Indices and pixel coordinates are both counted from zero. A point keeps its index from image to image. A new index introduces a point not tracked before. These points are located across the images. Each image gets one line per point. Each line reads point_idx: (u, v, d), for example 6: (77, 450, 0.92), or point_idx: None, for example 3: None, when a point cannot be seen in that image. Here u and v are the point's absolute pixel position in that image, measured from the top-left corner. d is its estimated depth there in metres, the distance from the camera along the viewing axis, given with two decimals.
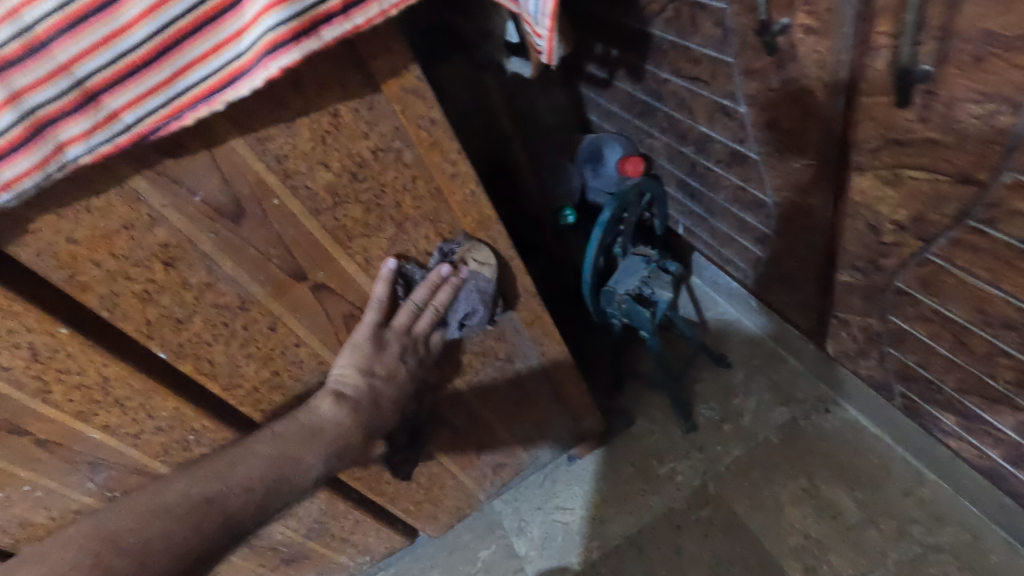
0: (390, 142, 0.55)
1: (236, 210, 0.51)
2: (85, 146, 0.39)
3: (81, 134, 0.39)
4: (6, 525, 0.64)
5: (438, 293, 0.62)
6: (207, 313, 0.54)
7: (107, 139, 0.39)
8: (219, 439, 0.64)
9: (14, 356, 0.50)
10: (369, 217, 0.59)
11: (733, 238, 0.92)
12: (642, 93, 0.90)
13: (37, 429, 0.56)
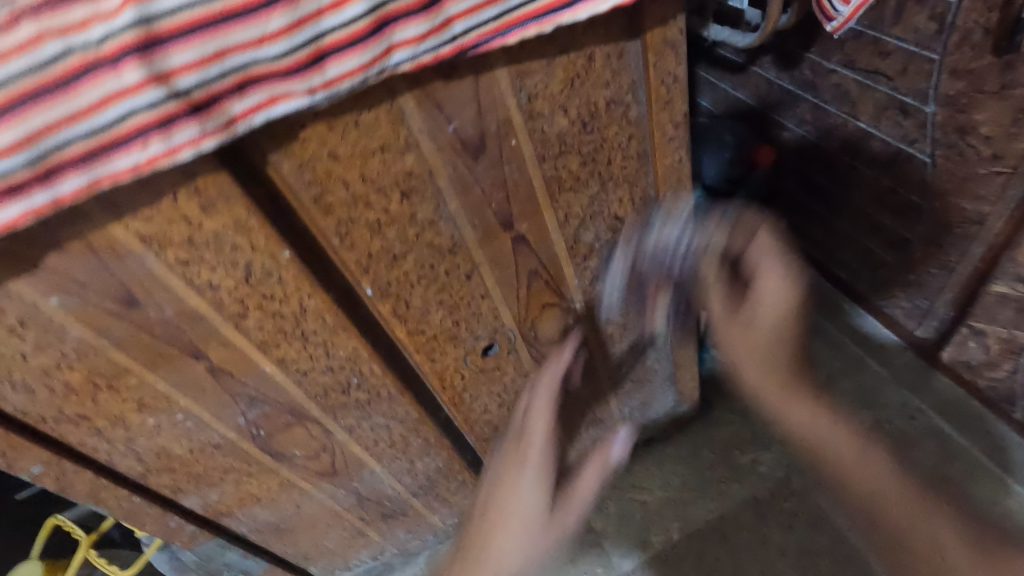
0: (626, 95, 0.53)
1: (479, 146, 0.48)
2: (411, 53, 0.36)
3: (413, 39, 0.35)
4: (143, 453, 0.60)
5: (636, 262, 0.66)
6: (420, 253, 0.52)
7: (432, 48, 0.36)
8: (380, 385, 0.61)
9: (228, 275, 0.46)
10: (582, 171, 0.56)
11: (853, 239, 0.93)
12: (787, 82, 0.89)
13: (216, 356, 0.52)
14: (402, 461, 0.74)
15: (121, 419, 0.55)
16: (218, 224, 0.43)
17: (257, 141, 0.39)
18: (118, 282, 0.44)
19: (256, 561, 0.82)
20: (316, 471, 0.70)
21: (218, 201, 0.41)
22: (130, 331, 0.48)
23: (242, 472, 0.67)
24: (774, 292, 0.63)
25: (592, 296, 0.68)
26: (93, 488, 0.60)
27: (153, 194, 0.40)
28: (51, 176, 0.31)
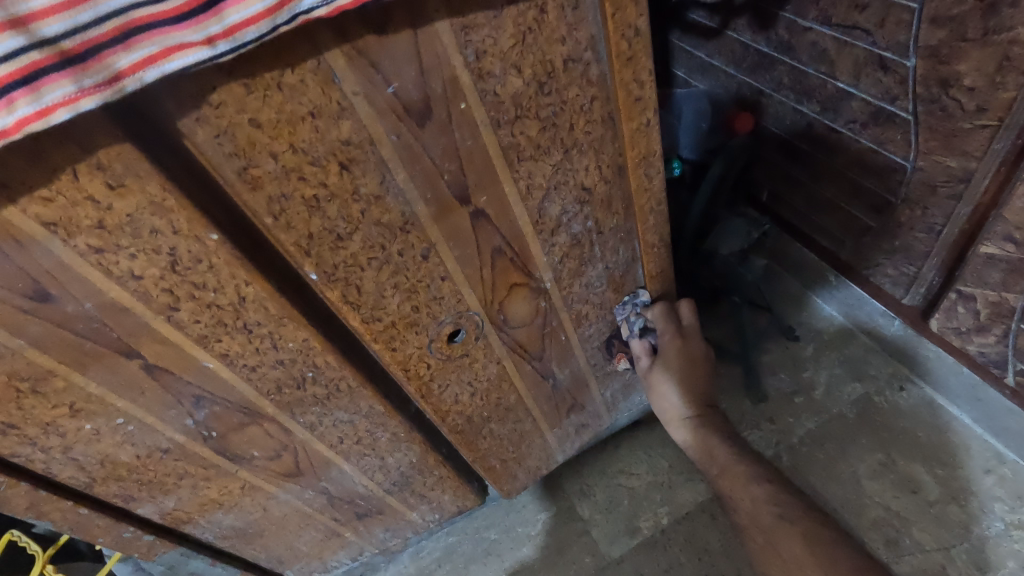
0: (585, 51, 0.48)
1: (424, 110, 0.44)
2: None
3: None
4: (86, 462, 0.56)
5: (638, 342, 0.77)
6: (369, 233, 0.48)
7: None
8: (340, 377, 0.57)
9: (151, 263, 0.42)
10: (542, 137, 0.52)
11: (837, 207, 0.90)
12: (763, 44, 0.85)
13: (151, 353, 0.48)
14: (372, 457, 0.70)
15: (54, 425, 0.51)
16: (131, 204, 0.38)
17: (162, 104, 0.35)
18: (22, 273, 0.40)
19: (226, 569, 0.78)
20: (279, 473, 0.66)
21: (127, 178, 0.37)
22: (48, 330, 0.44)
23: (198, 477, 0.63)
24: (676, 381, 0.76)
25: (563, 275, 0.64)
26: (33, 500, 0.56)
27: (48, 171, 0.35)
28: None
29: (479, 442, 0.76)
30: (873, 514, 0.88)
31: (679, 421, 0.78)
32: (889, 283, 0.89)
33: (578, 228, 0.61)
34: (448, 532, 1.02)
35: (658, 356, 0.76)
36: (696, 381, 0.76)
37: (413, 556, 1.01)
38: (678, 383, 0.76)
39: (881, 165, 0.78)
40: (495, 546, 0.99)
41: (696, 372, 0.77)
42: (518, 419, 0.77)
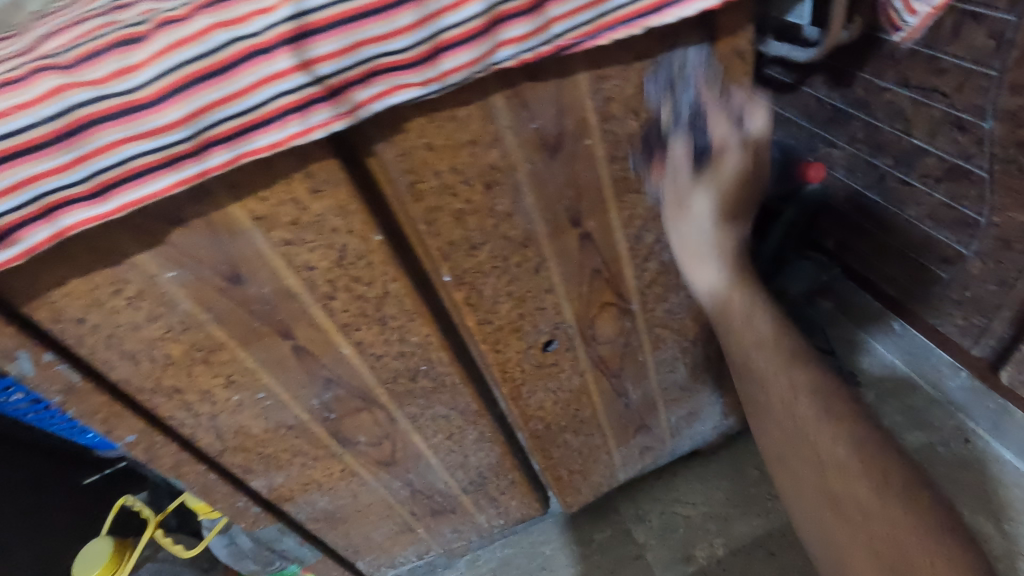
0: (692, 101, 0.55)
1: (556, 144, 0.52)
2: (514, 50, 0.40)
3: (518, 37, 0.39)
4: (224, 430, 0.64)
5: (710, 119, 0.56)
6: (496, 245, 0.55)
7: (533, 47, 0.40)
8: (447, 372, 0.65)
9: (325, 257, 0.50)
10: (647, 173, 0.59)
11: (906, 257, 0.93)
12: (839, 100, 0.90)
13: (302, 335, 0.56)
14: (457, 454, 0.76)
15: (210, 394, 0.59)
16: (323, 207, 0.47)
17: (365, 130, 0.44)
18: (227, 258, 0.48)
19: (311, 550, 0.84)
20: (376, 460, 0.73)
21: (326, 186, 0.46)
22: (232, 307, 0.52)
23: (309, 456, 0.70)
24: (704, 225, 0.61)
25: (649, 299, 0.70)
26: (176, 462, 0.64)
27: (271, 177, 0.44)
28: (204, 149, 0.36)
29: (553, 450, 0.82)
30: None
31: (713, 254, 0.64)
32: (958, 333, 0.92)
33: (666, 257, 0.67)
34: (505, 544, 1.06)
35: (714, 165, 0.57)
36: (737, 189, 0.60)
37: (470, 563, 1.06)
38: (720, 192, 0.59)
39: (953, 218, 0.82)
40: (550, 561, 1.03)
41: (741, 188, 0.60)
42: (589, 432, 0.82)
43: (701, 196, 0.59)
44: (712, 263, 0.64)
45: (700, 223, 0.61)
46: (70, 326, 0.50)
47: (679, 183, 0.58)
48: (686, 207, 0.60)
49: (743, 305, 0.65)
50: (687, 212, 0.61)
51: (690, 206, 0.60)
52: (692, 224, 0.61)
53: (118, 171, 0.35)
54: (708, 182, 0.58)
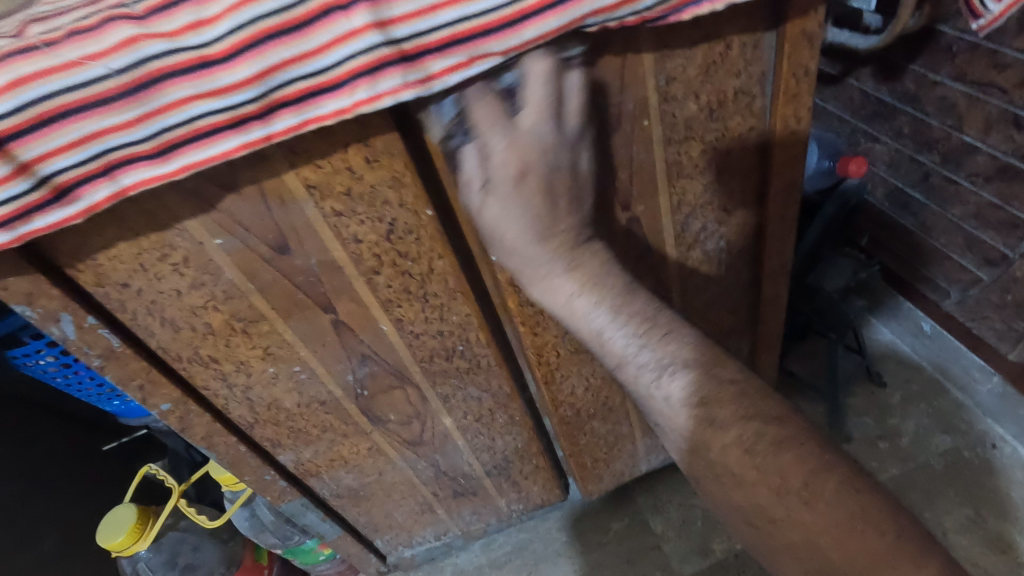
0: (753, 86, 0.54)
1: (615, 123, 0.50)
2: (603, 18, 0.38)
3: (608, 6, 0.38)
4: (257, 402, 0.63)
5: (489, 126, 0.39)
6: None
7: (622, 15, 0.39)
8: (483, 354, 0.64)
9: (374, 230, 0.49)
10: (701, 159, 0.57)
11: (945, 257, 0.92)
12: (887, 94, 0.89)
13: (344, 310, 0.55)
14: (485, 437, 0.76)
15: (246, 365, 0.59)
16: (377, 178, 0.46)
17: None
18: (276, 228, 0.48)
19: (332, 527, 0.84)
20: (404, 439, 0.73)
21: (382, 156, 0.45)
22: (276, 279, 0.51)
23: (339, 432, 0.69)
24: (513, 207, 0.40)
25: (689, 288, 0.69)
26: (208, 432, 0.63)
27: (328, 145, 0.43)
28: (271, 112, 0.35)
29: (579, 437, 0.81)
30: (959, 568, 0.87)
31: (625, 339, 0.43)
32: (995, 337, 0.91)
33: (711, 246, 0.66)
34: (520, 529, 1.06)
35: (488, 166, 0.39)
36: (558, 200, 0.42)
37: (484, 547, 1.06)
38: (516, 185, 0.40)
39: (1000, 219, 0.80)
40: (566, 548, 1.02)
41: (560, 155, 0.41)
42: (617, 421, 0.81)
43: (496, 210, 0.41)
44: (643, 354, 0.42)
45: (556, 296, 0.43)
46: (114, 291, 0.49)
47: (501, 244, 0.43)
48: (540, 283, 0.43)
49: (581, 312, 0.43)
50: (542, 274, 0.43)
51: (544, 269, 0.42)
52: (553, 289, 0.43)
53: (183, 132, 0.34)
54: (498, 192, 0.40)
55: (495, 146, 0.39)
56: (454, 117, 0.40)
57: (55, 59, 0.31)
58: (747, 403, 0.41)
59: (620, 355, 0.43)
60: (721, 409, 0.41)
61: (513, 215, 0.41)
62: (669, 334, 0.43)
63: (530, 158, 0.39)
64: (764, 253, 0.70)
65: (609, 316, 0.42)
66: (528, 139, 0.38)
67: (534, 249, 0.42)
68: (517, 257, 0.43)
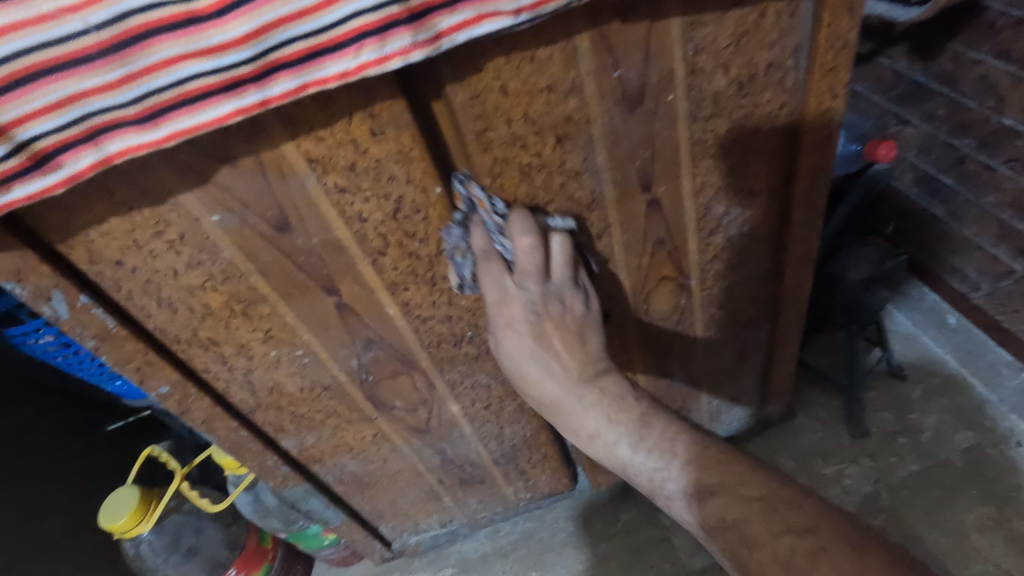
0: (786, 59, 0.50)
1: (638, 97, 0.47)
2: None
3: None
4: (258, 387, 0.61)
5: (489, 271, 0.50)
6: (561, 205, 0.51)
7: None
8: (492, 341, 0.61)
9: (379, 208, 0.47)
10: (727, 137, 0.54)
11: (976, 247, 0.88)
12: (921, 74, 0.85)
13: (348, 293, 0.53)
14: (493, 425, 0.74)
15: (247, 348, 0.57)
16: (384, 152, 0.43)
17: (436, 67, 0.40)
18: (277, 204, 0.45)
19: (336, 513, 0.82)
20: (410, 426, 0.71)
21: (388, 128, 0.42)
22: (276, 258, 0.49)
23: (343, 418, 0.67)
24: (529, 344, 0.55)
25: (708, 275, 0.66)
26: (208, 416, 0.61)
27: (331, 115, 0.40)
28: (266, 74, 0.32)
29: None
30: (978, 568, 0.84)
31: (637, 452, 0.57)
32: None
33: (733, 231, 0.63)
34: (526, 518, 1.05)
35: (499, 309, 0.53)
36: (575, 348, 0.56)
37: (490, 535, 1.04)
38: (538, 338, 0.55)
39: None
40: (573, 538, 1.01)
41: (558, 309, 0.54)
42: None
43: (510, 344, 0.55)
44: (666, 484, 0.56)
45: (587, 428, 0.59)
46: (107, 269, 0.47)
47: (536, 382, 0.58)
48: (561, 417, 0.59)
49: (574, 422, 0.59)
50: (576, 412, 0.58)
51: (576, 407, 0.58)
52: (581, 418, 0.58)
53: (171, 95, 0.31)
54: (517, 336, 0.55)
55: (496, 298, 0.52)
56: (469, 270, 0.51)
57: (27, 11, 0.28)
58: (775, 518, 0.50)
59: (643, 471, 0.57)
60: (747, 522, 0.50)
61: (528, 354, 0.56)
62: (687, 459, 0.55)
63: (532, 311, 0.53)
64: (788, 239, 0.66)
65: (629, 439, 0.57)
66: (527, 298, 0.52)
67: (564, 393, 0.57)
68: (554, 401, 0.58)
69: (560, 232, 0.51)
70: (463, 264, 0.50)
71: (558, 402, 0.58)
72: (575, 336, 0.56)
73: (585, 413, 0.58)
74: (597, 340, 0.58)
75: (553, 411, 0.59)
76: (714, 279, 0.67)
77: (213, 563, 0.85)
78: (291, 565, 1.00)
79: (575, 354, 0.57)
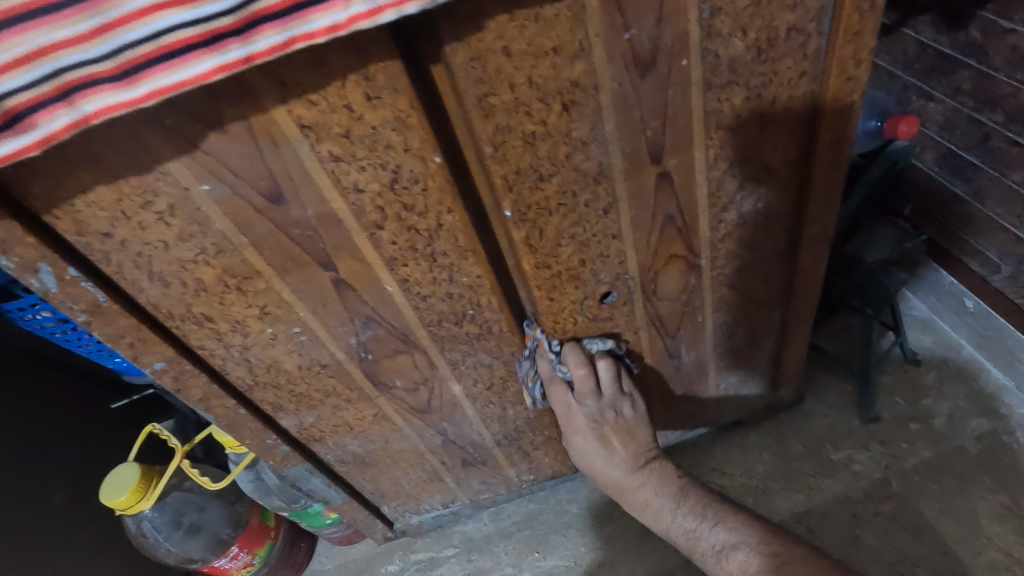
0: (809, 22, 0.47)
1: (649, 61, 0.44)
2: None
3: None
4: (256, 364, 0.60)
5: (556, 388, 0.67)
6: (567, 178, 0.48)
7: None
8: (494, 320, 0.59)
9: (376, 178, 0.45)
10: (744, 107, 0.51)
11: (999, 228, 0.85)
12: (948, 46, 0.81)
13: (344, 268, 0.51)
14: (495, 406, 0.72)
15: (243, 325, 0.55)
16: (379, 118, 0.41)
17: (433, 23, 0.37)
18: (268, 174, 0.43)
19: (337, 492, 0.82)
20: (411, 406, 0.69)
21: (384, 91, 0.39)
22: (270, 231, 0.47)
23: (343, 397, 0.66)
24: (592, 440, 0.72)
25: (720, 254, 0.64)
26: (206, 394, 0.60)
27: (323, 77, 0.38)
28: (251, 26, 0.29)
29: None
30: (990, 557, 0.83)
31: (680, 513, 0.70)
32: None
33: (747, 209, 0.60)
34: (530, 499, 1.04)
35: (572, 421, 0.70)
36: (629, 440, 0.72)
37: (493, 516, 1.04)
38: (600, 437, 0.72)
39: None
40: (576, 520, 1.00)
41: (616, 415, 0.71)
42: None
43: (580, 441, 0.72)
44: (701, 534, 0.68)
45: (640, 500, 0.73)
46: (96, 240, 0.45)
47: (602, 468, 0.73)
48: (620, 489, 0.74)
49: (633, 492, 0.73)
50: (630, 489, 0.73)
51: (631, 482, 0.73)
52: (635, 492, 0.73)
53: (148, 50, 0.29)
54: (588, 439, 0.72)
55: (566, 411, 0.69)
56: (539, 393, 0.68)
57: None
58: (788, 570, 0.60)
59: (686, 531, 0.69)
60: (768, 567, 0.61)
61: (595, 449, 0.73)
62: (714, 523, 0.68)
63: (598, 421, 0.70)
64: (804, 217, 0.64)
65: (673, 505, 0.70)
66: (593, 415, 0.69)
67: (623, 474, 0.73)
68: (613, 480, 0.74)
69: (603, 356, 0.66)
70: (535, 387, 0.67)
71: (615, 476, 0.73)
72: (632, 434, 0.72)
73: (637, 484, 0.72)
74: (646, 433, 0.73)
75: (613, 484, 0.74)
76: (726, 257, 0.64)
77: (216, 540, 0.86)
78: (295, 542, 1.00)
79: (631, 443, 0.72)
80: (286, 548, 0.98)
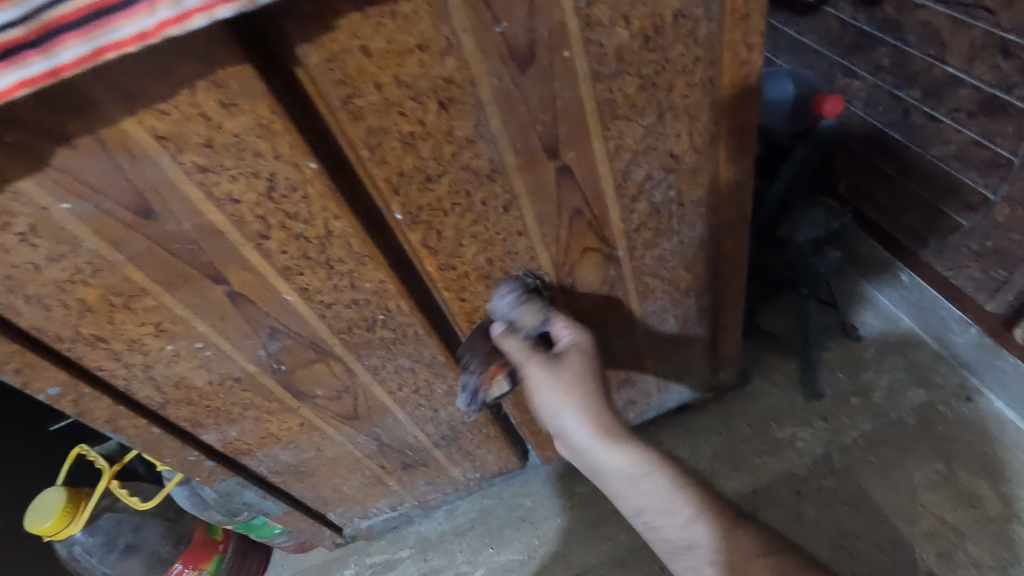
0: (695, 8, 0.46)
1: (528, 55, 0.43)
2: None
3: None
4: (162, 382, 0.58)
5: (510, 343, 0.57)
6: (456, 176, 0.47)
7: None
8: (407, 324, 0.58)
9: (251, 187, 0.43)
10: (639, 97, 0.50)
11: (925, 203, 0.86)
12: (867, 23, 0.82)
13: (236, 280, 0.49)
14: (426, 408, 0.71)
15: (140, 344, 0.53)
16: (241, 125, 0.39)
17: (282, 24, 0.36)
18: (132, 188, 0.41)
19: (275, 503, 0.80)
20: (337, 414, 0.68)
21: (239, 98, 0.38)
22: (147, 247, 0.45)
23: (263, 409, 0.65)
24: (552, 394, 0.54)
25: (637, 245, 0.63)
26: (112, 416, 0.58)
27: (169, 84, 0.36)
28: (50, 37, 0.28)
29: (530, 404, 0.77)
30: (926, 525, 0.85)
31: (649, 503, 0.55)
32: (973, 288, 0.87)
33: (659, 198, 0.60)
34: (484, 495, 1.03)
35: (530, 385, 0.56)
36: (600, 409, 0.54)
37: (447, 514, 1.03)
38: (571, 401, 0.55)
39: (984, 158, 0.74)
40: (530, 513, 1.00)
41: (588, 372, 0.55)
42: None
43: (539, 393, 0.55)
44: (676, 530, 0.55)
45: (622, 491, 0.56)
46: None
47: (555, 422, 0.56)
48: (569, 448, 0.57)
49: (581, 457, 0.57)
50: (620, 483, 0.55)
51: (602, 469, 0.56)
52: (614, 480, 0.55)
53: None
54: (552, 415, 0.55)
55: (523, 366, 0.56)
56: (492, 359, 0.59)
57: None
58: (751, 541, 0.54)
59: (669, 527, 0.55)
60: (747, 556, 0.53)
61: (557, 402, 0.55)
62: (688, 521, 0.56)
63: (574, 391, 0.54)
64: (719, 203, 0.63)
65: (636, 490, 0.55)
66: (566, 380, 0.54)
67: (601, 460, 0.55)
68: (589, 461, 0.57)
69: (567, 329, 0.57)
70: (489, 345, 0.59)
71: (568, 434, 0.55)
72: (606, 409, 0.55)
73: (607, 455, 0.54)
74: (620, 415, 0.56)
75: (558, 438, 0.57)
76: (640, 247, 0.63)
77: (157, 559, 0.83)
78: (248, 555, 0.98)
79: (605, 412, 0.55)
80: (237, 562, 0.96)
